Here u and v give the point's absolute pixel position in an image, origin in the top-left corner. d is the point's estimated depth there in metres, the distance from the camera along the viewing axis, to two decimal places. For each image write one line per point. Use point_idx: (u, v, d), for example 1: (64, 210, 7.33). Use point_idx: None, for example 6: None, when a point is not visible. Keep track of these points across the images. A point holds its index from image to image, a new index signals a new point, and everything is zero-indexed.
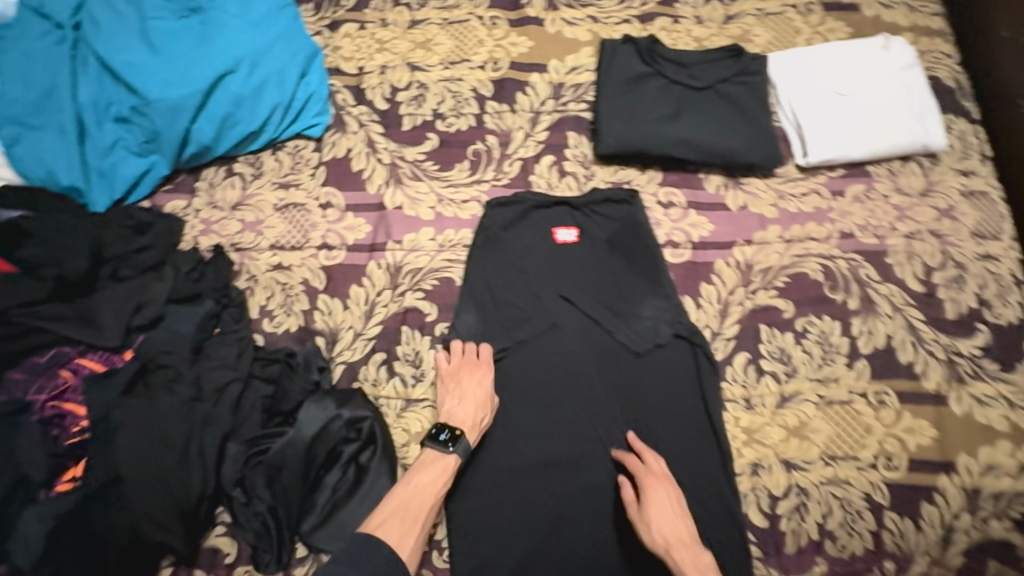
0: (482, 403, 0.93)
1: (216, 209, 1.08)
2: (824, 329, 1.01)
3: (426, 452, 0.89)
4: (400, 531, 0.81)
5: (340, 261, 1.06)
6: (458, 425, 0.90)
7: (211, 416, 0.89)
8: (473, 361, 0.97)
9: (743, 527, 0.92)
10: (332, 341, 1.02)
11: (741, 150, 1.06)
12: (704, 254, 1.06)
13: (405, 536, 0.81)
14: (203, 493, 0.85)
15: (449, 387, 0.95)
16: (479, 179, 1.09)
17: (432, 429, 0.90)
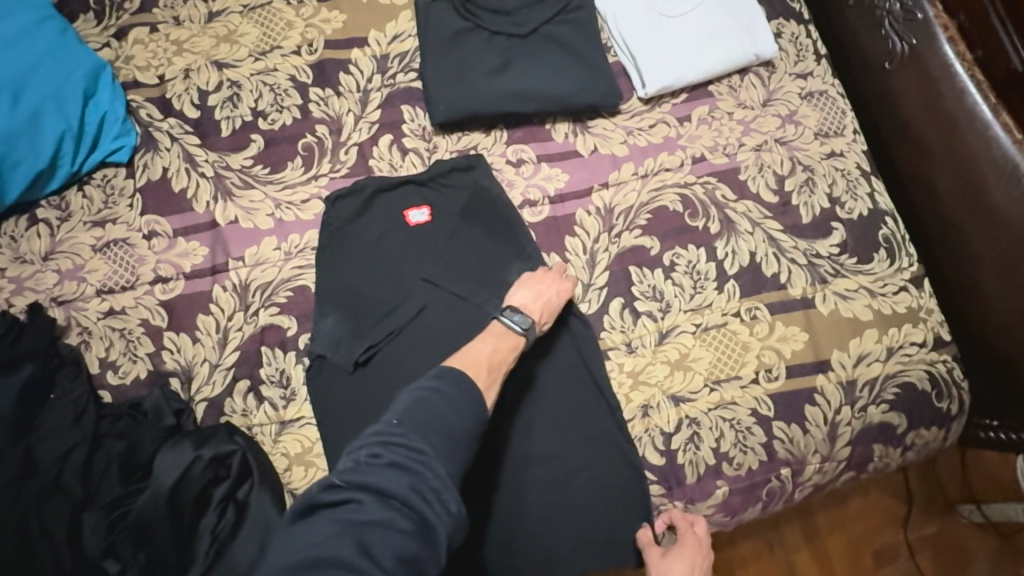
0: (548, 308, 0.91)
1: (25, 264, 0.96)
2: (691, 258, 1.01)
3: (497, 325, 0.85)
4: (484, 383, 0.76)
5: (180, 292, 0.97)
6: (529, 313, 0.88)
7: (51, 491, 0.83)
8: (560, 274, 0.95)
9: (640, 467, 0.93)
10: (188, 380, 0.93)
11: (578, 93, 1.02)
12: (563, 207, 1.03)
13: (489, 390, 0.76)
14: (59, 572, 0.81)
15: (528, 283, 0.92)
16: (316, 174, 1.01)
17: (505, 309, 0.87)
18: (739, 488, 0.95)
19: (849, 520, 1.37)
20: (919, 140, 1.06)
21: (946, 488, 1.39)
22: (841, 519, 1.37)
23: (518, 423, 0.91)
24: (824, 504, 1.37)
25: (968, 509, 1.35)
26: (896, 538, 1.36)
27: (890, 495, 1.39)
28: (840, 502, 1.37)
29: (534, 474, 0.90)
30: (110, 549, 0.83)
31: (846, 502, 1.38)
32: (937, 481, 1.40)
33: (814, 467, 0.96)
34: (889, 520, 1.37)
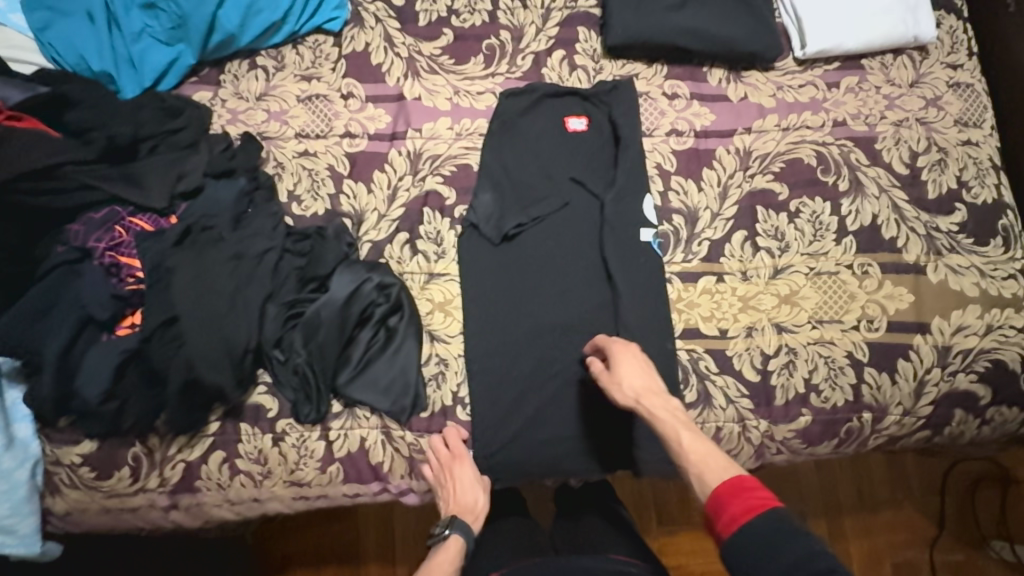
0: (459, 506, 1.00)
1: (241, 99, 1.12)
2: (816, 209, 1.09)
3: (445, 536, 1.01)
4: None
5: (362, 148, 1.11)
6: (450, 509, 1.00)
7: (253, 275, 0.95)
8: (447, 455, 1.00)
9: (732, 380, 1.03)
10: (359, 223, 1.07)
11: (743, 40, 1.11)
12: (706, 142, 1.12)
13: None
14: (249, 344, 0.93)
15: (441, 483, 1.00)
16: (494, 72, 1.14)
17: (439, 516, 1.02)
18: (822, 420, 1.03)
19: (875, 529, 1.42)
20: None
21: (981, 519, 1.43)
22: (870, 526, 1.42)
23: (592, 321, 1.05)
24: (854, 509, 1.42)
25: (1000, 544, 1.40)
26: (919, 555, 1.41)
27: (922, 515, 1.43)
28: (869, 511, 1.42)
29: None
30: (281, 340, 0.97)
31: (875, 512, 1.43)
32: (973, 513, 1.43)
33: (894, 417, 1.03)
34: (915, 537, 1.41)
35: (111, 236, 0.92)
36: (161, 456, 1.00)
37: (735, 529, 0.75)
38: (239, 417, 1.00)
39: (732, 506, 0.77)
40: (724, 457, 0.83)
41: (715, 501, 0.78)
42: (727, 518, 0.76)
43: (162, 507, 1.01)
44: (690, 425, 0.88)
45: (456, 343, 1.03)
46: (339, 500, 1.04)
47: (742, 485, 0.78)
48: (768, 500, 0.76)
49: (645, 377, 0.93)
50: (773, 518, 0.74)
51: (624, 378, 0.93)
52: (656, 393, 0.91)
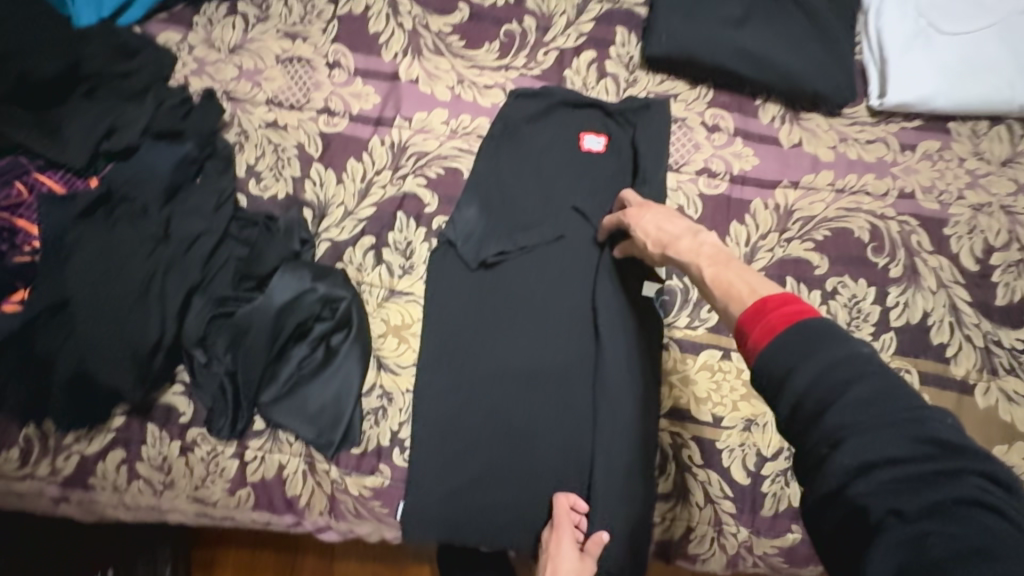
0: None
1: (212, 49, 0.96)
2: (857, 293, 0.91)
3: None
4: None
5: (341, 130, 0.95)
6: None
7: (176, 262, 0.83)
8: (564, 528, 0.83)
9: (716, 475, 0.87)
10: (320, 216, 0.92)
11: (809, 76, 0.93)
12: (742, 190, 0.94)
13: None
14: (160, 342, 0.80)
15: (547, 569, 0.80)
16: (508, 65, 0.97)
17: None
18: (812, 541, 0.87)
19: None
20: None
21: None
22: None
23: (565, 378, 0.90)
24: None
25: None
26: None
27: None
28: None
29: (563, 436, 0.89)
30: (202, 340, 0.84)
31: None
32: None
33: None
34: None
35: (8, 194, 0.78)
36: (56, 443, 0.88)
37: (764, 345, 0.56)
38: (147, 416, 0.88)
39: (754, 329, 0.58)
40: (761, 278, 0.64)
41: (743, 320, 0.60)
42: (756, 336, 0.57)
43: (52, 498, 0.90)
44: (725, 256, 0.71)
45: (405, 376, 0.89)
46: (247, 525, 0.92)
47: (771, 303, 0.58)
48: (813, 311, 0.57)
49: (680, 225, 0.77)
50: (809, 329, 0.54)
51: (640, 227, 0.80)
52: (682, 236, 0.76)
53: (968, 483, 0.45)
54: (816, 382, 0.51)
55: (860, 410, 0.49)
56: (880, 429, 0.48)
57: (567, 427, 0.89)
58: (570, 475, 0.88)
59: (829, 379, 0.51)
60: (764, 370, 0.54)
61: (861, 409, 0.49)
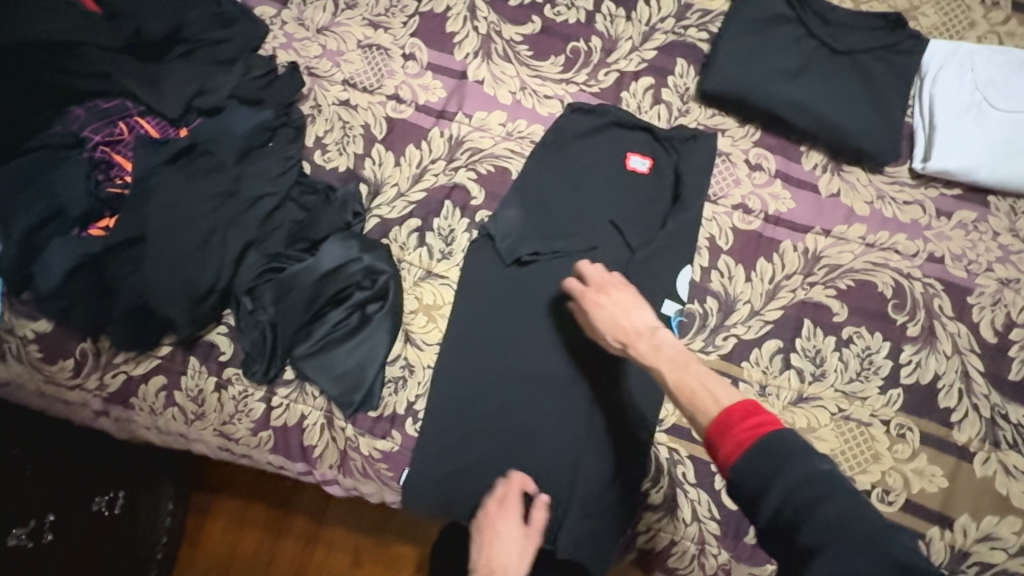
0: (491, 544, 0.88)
1: (301, 27, 1.04)
2: (870, 346, 0.94)
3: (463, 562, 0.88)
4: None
5: (405, 117, 1.02)
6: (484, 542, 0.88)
7: (240, 217, 0.89)
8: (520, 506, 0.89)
9: (707, 496, 0.91)
10: (374, 193, 0.99)
11: (856, 131, 0.95)
12: (774, 229, 0.98)
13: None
14: (214, 286, 0.87)
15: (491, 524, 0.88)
16: (569, 79, 1.03)
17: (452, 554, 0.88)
18: None
19: None
20: None
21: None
22: None
23: (576, 382, 0.94)
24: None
25: None
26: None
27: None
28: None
29: (564, 435, 0.92)
30: (252, 290, 0.91)
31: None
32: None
33: None
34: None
35: (111, 131, 0.88)
36: (106, 361, 0.96)
37: (733, 461, 0.68)
38: (190, 350, 0.96)
39: (722, 446, 0.69)
40: (726, 382, 0.75)
41: (711, 433, 0.71)
42: (726, 451, 0.69)
43: (93, 410, 0.99)
44: (684, 356, 0.79)
45: (428, 353, 0.95)
46: (262, 466, 0.99)
47: (734, 416, 0.70)
48: (773, 422, 0.68)
49: (637, 317, 0.84)
50: (772, 448, 0.66)
51: (603, 323, 0.85)
52: (639, 333, 0.82)
53: None
54: (785, 500, 0.64)
55: (826, 530, 0.61)
56: (847, 549, 0.60)
57: (568, 428, 0.93)
58: (565, 473, 0.92)
59: (809, 501, 0.63)
60: (740, 487, 0.67)
61: (829, 530, 0.61)
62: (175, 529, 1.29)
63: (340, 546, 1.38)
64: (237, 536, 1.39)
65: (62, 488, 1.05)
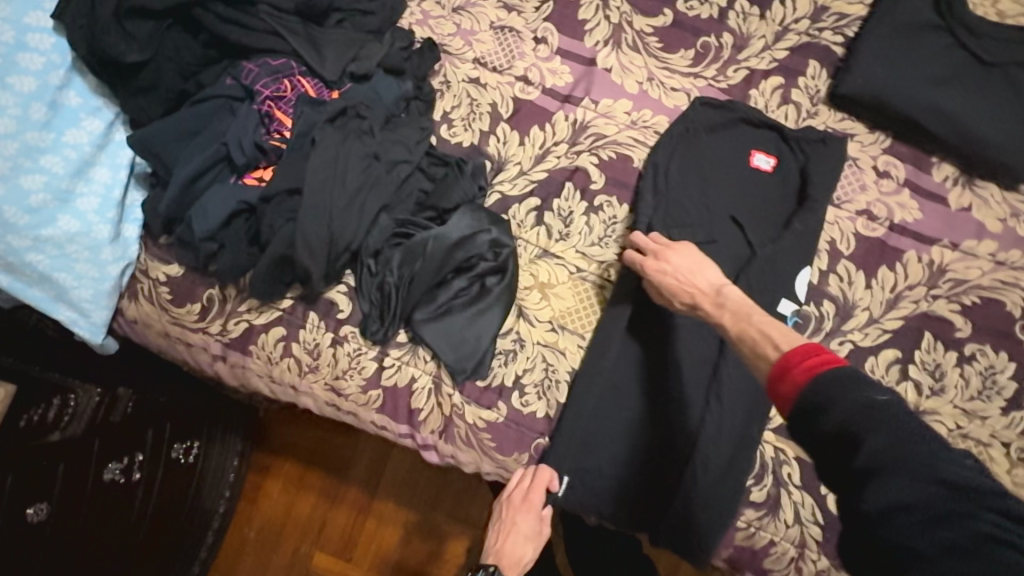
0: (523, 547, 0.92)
1: (438, 6, 1.08)
2: (994, 365, 0.92)
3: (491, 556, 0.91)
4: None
5: (532, 99, 1.04)
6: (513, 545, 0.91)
7: (380, 181, 0.92)
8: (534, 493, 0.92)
9: (811, 500, 0.90)
10: (497, 170, 1.02)
11: (997, 145, 0.93)
12: (898, 239, 0.97)
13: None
14: (350, 244, 0.90)
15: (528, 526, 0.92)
16: (698, 73, 1.03)
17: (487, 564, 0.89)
18: None
19: None
20: None
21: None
22: None
23: (688, 372, 0.94)
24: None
25: None
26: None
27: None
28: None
29: (670, 422, 0.94)
30: (380, 252, 0.94)
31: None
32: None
33: None
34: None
35: (278, 88, 0.92)
36: (230, 308, 1.01)
37: (795, 397, 0.66)
38: (311, 305, 0.99)
39: (781, 385, 0.68)
40: (790, 331, 0.74)
41: (774, 374, 0.70)
42: (786, 389, 0.67)
43: (212, 354, 1.03)
44: (747, 307, 0.80)
45: (540, 329, 0.97)
46: (364, 424, 1.02)
47: (796, 357, 0.68)
48: (836, 361, 0.67)
49: (701, 275, 0.86)
50: (833, 380, 0.64)
51: (665, 283, 0.87)
52: (706, 289, 0.85)
53: (982, 519, 0.52)
54: (843, 422, 0.61)
55: (881, 454, 0.57)
56: (902, 471, 0.56)
57: (676, 419, 0.93)
58: (669, 462, 0.92)
59: (864, 421, 0.60)
60: (799, 419, 0.65)
61: (884, 451, 0.57)
62: (237, 482, 1.39)
63: (389, 520, 1.41)
64: (293, 495, 1.44)
65: (151, 429, 1.08)
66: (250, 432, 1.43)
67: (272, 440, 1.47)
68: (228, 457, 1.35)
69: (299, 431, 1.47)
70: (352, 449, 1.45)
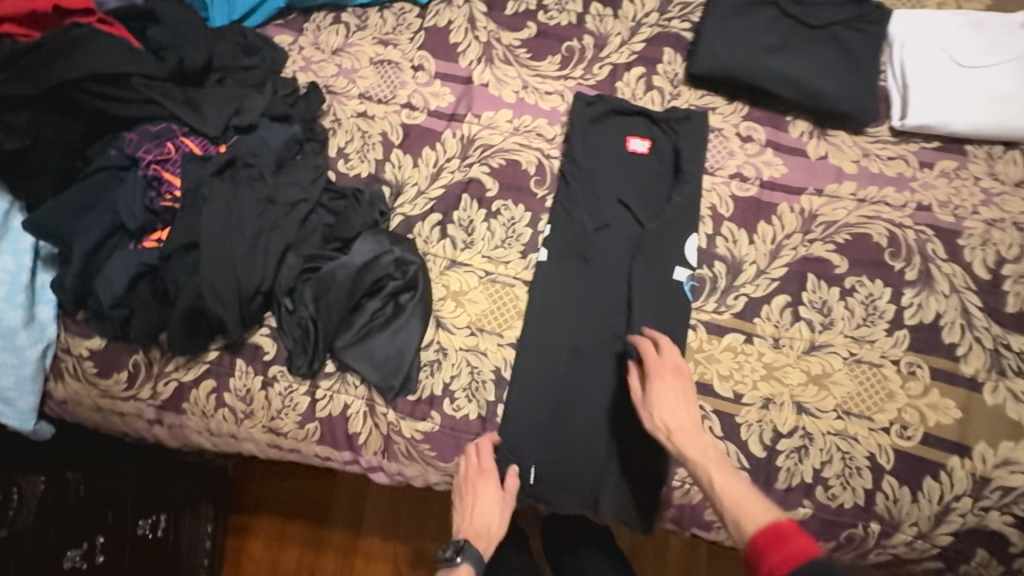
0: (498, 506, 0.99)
1: (318, 51, 1.13)
2: (873, 292, 0.99)
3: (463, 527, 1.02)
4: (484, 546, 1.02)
5: (419, 122, 1.10)
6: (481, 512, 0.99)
7: (280, 222, 0.97)
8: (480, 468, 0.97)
9: (736, 448, 0.96)
10: (396, 194, 1.07)
11: (836, 97, 1.03)
12: (770, 194, 1.05)
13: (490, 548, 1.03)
14: (260, 287, 0.94)
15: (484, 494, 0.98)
16: (567, 75, 1.11)
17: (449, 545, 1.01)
18: (823, 517, 0.94)
19: None
20: None
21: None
22: None
23: (602, 350, 1.00)
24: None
25: None
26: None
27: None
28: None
29: (594, 400, 0.98)
30: (293, 290, 0.97)
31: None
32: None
33: (904, 537, 0.93)
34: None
35: (161, 151, 0.96)
36: (157, 370, 1.02)
37: None
38: (236, 353, 1.01)
39: (769, 558, 0.72)
40: (762, 502, 0.79)
41: (752, 549, 0.74)
42: (768, 566, 0.71)
43: (148, 419, 1.04)
44: (727, 463, 0.86)
45: (460, 336, 1.01)
46: (309, 459, 1.04)
47: (778, 541, 0.72)
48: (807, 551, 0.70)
49: (683, 411, 0.90)
50: None
51: (657, 410, 0.90)
52: (689, 430, 0.88)
53: None
54: None
55: None
56: None
57: (600, 396, 0.98)
58: (600, 437, 0.97)
59: None
60: None
61: None
62: (215, 549, 1.37)
63: (378, 556, 1.42)
64: (276, 552, 1.44)
65: (113, 509, 1.08)
66: (223, 496, 1.42)
67: (247, 497, 1.47)
68: (201, 526, 1.32)
69: (274, 485, 1.47)
70: (328, 492, 1.46)
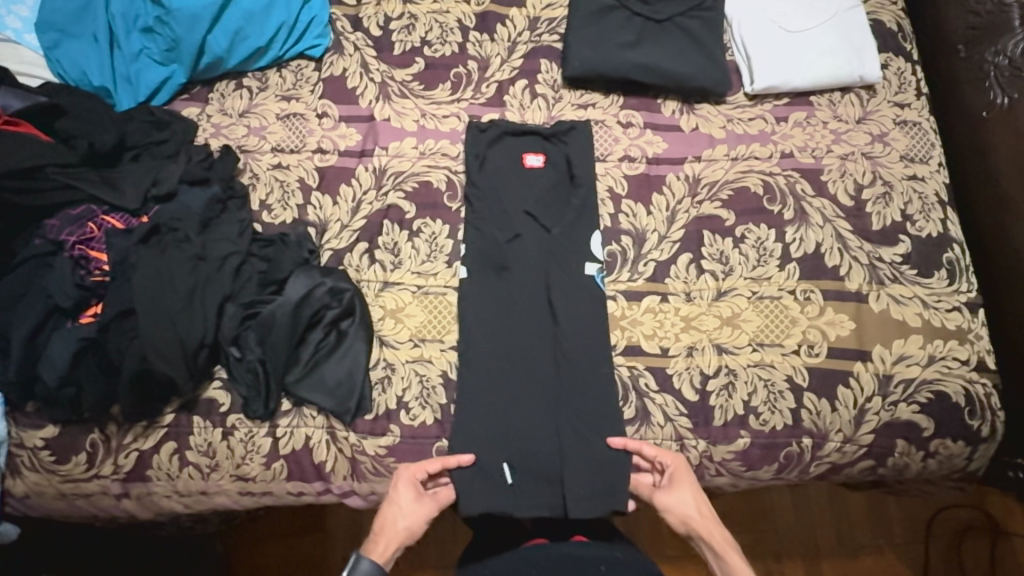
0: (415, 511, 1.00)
1: (225, 115, 1.20)
2: (761, 236, 1.12)
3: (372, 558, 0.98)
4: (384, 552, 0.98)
5: (332, 163, 1.18)
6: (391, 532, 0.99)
7: (213, 277, 1.03)
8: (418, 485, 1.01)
9: (673, 398, 1.04)
10: (322, 231, 1.14)
11: (694, 76, 1.18)
12: (657, 168, 1.17)
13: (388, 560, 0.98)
14: (203, 340, 1.00)
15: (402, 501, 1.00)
16: (459, 98, 1.22)
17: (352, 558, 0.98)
18: (761, 443, 1.03)
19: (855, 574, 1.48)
20: (1001, 189, 1.10)
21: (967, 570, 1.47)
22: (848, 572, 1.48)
23: (535, 351, 1.08)
24: (833, 551, 1.49)
25: None
26: None
27: (900, 559, 1.49)
28: (847, 555, 1.49)
29: (536, 398, 1.05)
30: (237, 338, 1.02)
31: (855, 557, 1.49)
32: (960, 562, 1.48)
33: (835, 444, 1.03)
34: None
35: (83, 231, 1.02)
36: (115, 444, 1.03)
37: None
38: (192, 411, 1.03)
39: None
40: None
41: None
42: None
43: (114, 495, 1.04)
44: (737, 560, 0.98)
45: (404, 349, 1.07)
46: (283, 498, 1.06)
47: None
48: None
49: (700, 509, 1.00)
50: None
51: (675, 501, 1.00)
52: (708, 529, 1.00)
53: None
54: None
55: None
56: None
57: (541, 395, 1.05)
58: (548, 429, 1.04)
59: None
60: None
61: None
62: None
63: None
64: None
65: None
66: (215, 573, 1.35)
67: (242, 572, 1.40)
68: None
69: (265, 551, 1.41)
70: (320, 543, 1.42)
